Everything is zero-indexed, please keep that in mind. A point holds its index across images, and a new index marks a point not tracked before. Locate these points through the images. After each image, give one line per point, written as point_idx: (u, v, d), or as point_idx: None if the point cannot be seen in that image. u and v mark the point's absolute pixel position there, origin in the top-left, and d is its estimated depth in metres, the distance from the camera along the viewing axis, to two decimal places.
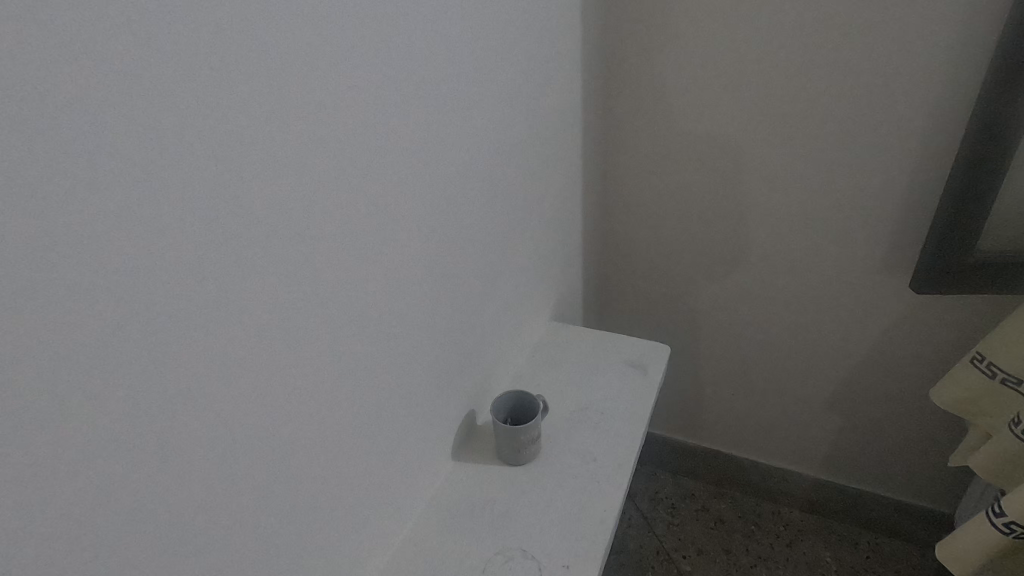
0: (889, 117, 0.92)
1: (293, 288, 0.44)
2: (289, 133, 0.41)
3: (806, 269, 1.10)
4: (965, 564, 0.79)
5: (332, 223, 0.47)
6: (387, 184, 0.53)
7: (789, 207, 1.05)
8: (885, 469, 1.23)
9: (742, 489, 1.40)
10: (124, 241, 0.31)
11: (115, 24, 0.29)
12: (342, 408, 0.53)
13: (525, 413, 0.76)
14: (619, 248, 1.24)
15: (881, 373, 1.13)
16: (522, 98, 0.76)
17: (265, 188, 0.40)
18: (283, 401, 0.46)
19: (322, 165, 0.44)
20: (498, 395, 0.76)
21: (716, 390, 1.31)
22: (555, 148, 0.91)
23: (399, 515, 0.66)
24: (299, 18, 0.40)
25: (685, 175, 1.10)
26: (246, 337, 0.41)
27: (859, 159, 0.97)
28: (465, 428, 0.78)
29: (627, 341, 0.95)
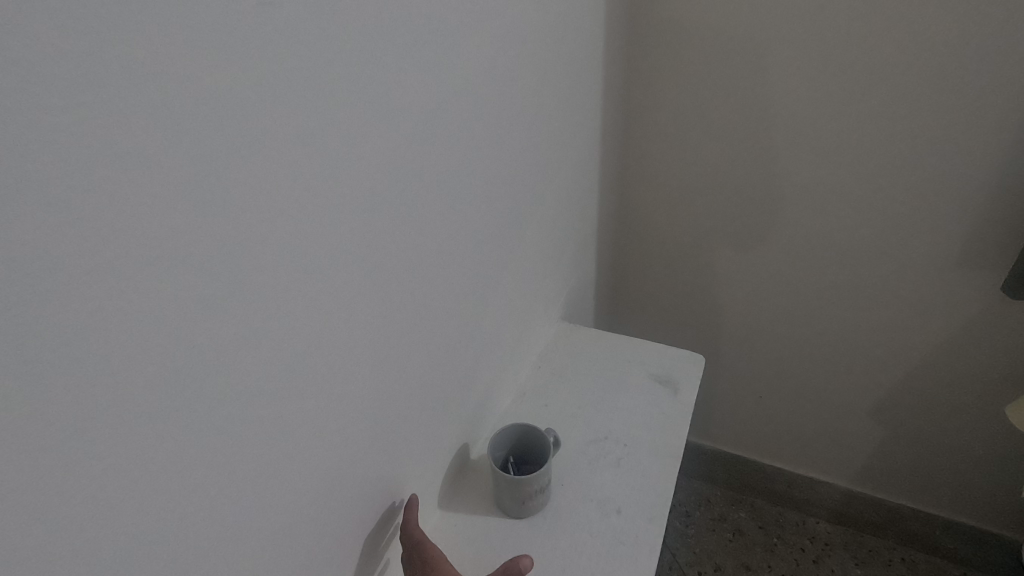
0: (986, 56, 0.75)
1: (184, 336, 0.28)
2: (163, 85, 0.24)
3: (859, 254, 0.94)
4: None
5: (251, 229, 0.30)
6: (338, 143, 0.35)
7: (845, 163, 0.88)
8: (928, 481, 1.10)
9: (764, 497, 1.27)
10: None
11: None
12: (276, 482, 0.36)
13: (531, 453, 0.61)
14: (635, 229, 1.08)
15: (936, 378, 0.99)
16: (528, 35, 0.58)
17: (119, 177, 0.23)
18: (173, 500, 0.29)
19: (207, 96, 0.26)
20: (498, 430, 0.61)
21: (741, 392, 1.17)
22: (567, 107, 0.73)
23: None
24: None
25: (723, 119, 0.93)
26: (81, 403, 0.24)
27: (941, 111, 0.80)
28: (456, 469, 0.63)
29: (651, 349, 0.79)
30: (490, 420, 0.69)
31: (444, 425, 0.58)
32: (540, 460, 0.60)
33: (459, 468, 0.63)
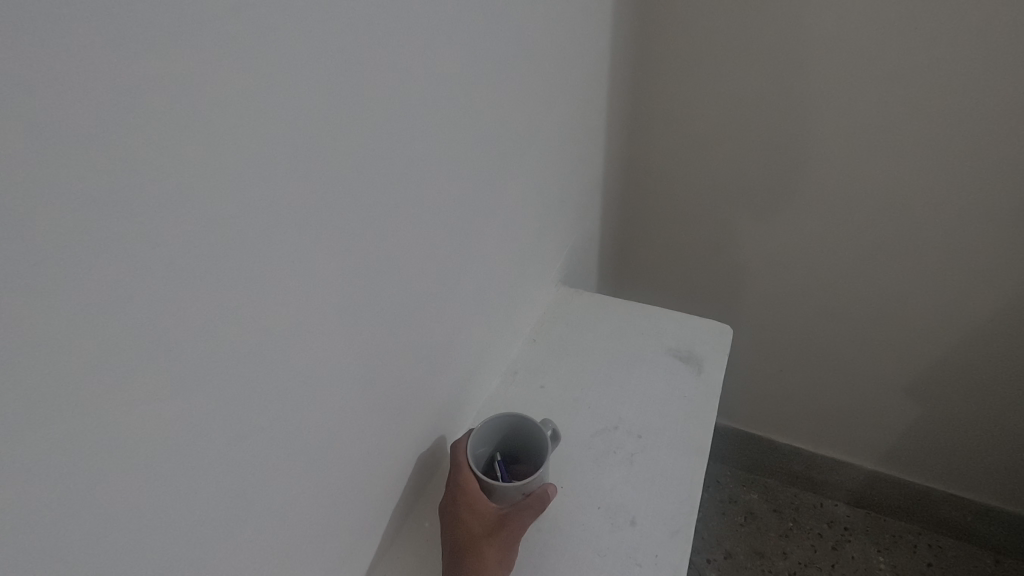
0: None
1: None
2: None
3: (908, 206, 0.80)
4: None
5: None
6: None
7: (902, 91, 0.73)
8: (966, 465, 0.99)
9: (778, 477, 1.17)
10: None
11: None
12: (109, 519, 0.24)
13: (521, 450, 0.49)
14: (645, 180, 0.94)
15: (987, 351, 0.87)
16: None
17: None
18: None
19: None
20: (489, 420, 0.48)
21: (759, 366, 1.05)
22: (566, 14, 0.58)
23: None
24: None
25: (756, 39, 0.77)
26: None
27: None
28: (425, 468, 0.50)
29: (668, 317, 0.66)
30: (471, 405, 0.56)
31: (408, 417, 0.45)
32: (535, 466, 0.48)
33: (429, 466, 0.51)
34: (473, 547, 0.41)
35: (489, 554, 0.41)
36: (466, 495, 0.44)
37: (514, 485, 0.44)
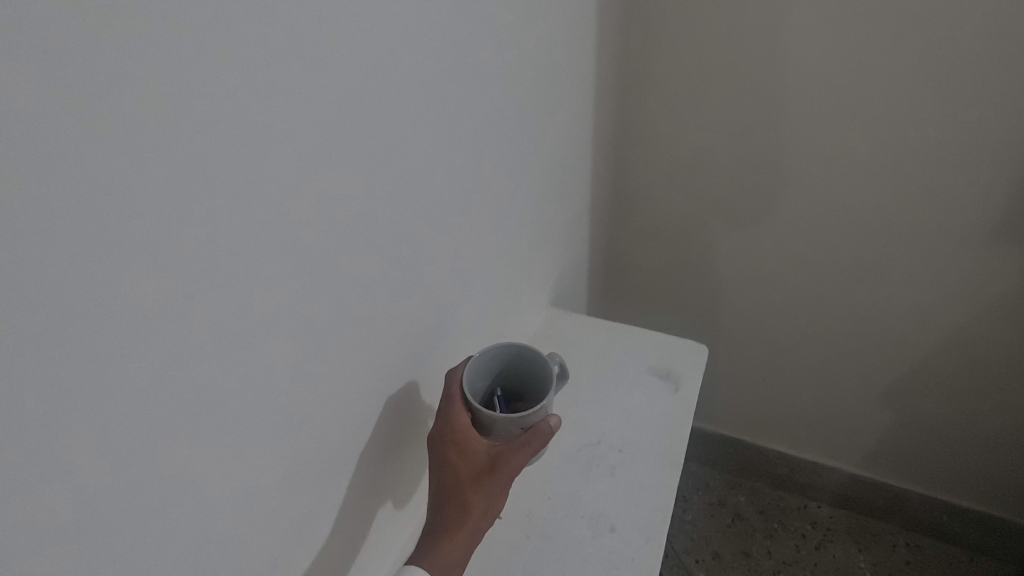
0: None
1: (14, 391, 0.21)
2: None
3: (877, 226, 0.85)
4: None
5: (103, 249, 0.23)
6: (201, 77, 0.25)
7: (868, 121, 0.79)
8: (939, 468, 1.04)
9: (764, 480, 1.22)
10: None
11: None
12: (174, 540, 0.29)
13: (519, 383, 0.55)
14: (632, 203, 0.99)
15: (956, 363, 0.91)
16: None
17: None
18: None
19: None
20: (491, 352, 0.53)
21: (743, 374, 1.10)
22: (551, 62, 0.63)
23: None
24: None
25: (734, 74, 0.82)
26: None
27: (980, 66, 0.70)
28: (404, 417, 0.49)
29: (651, 337, 0.71)
30: None
31: (411, 437, 0.51)
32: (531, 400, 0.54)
33: (405, 416, 0.50)
34: (464, 487, 0.45)
35: (480, 494, 0.45)
36: (461, 432, 0.46)
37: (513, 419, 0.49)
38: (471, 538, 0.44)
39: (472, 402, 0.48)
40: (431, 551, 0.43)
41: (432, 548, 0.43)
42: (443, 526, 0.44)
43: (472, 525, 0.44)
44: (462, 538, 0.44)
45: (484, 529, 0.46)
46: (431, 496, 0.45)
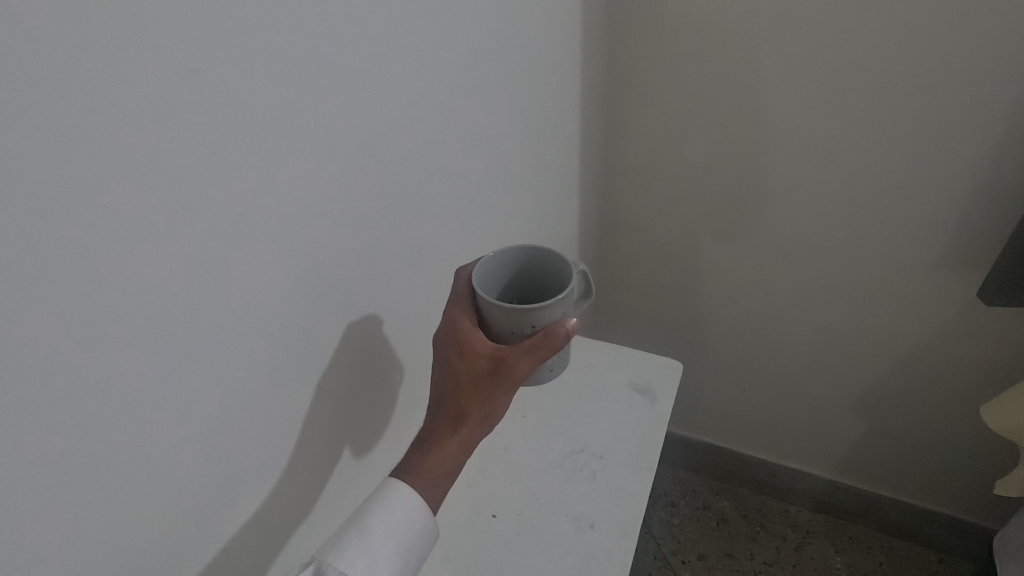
0: (969, 45, 0.70)
1: None
2: None
3: (837, 254, 0.92)
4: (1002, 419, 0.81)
5: None
6: (231, 178, 0.35)
7: (822, 161, 0.85)
8: (907, 473, 1.11)
9: (747, 486, 1.29)
10: None
11: None
12: None
13: (538, 276, 0.56)
14: (617, 231, 1.06)
15: (916, 377, 0.99)
16: (473, 48, 0.56)
17: None
18: None
19: (20, 119, 0.25)
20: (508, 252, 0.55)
21: (723, 387, 1.17)
22: (534, 116, 0.71)
23: (282, 526, 0.46)
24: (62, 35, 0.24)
25: (703, 118, 0.88)
26: None
27: (926, 116, 0.76)
28: (369, 355, 0.52)
29: (629, 355, 0.79)
30: None
31: None
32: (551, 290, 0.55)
33: (369, 353, 0.52)
34: (465, 381, 0.47)
35: (481, 388, 0.47)
36: (467, 330, 0.49)
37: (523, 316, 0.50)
38: (467, 433, 0.46)
39: (481, 299, 0.50)
40: (428, 442, 0.46)
41: (429, 439, 0.46)
42: (442, 418, 0.47)
43: (470, 416, 0.46)
44: (458, 433, 0.46)
45: (483, 426, 0.47)
46: (435, 389, 0.48)
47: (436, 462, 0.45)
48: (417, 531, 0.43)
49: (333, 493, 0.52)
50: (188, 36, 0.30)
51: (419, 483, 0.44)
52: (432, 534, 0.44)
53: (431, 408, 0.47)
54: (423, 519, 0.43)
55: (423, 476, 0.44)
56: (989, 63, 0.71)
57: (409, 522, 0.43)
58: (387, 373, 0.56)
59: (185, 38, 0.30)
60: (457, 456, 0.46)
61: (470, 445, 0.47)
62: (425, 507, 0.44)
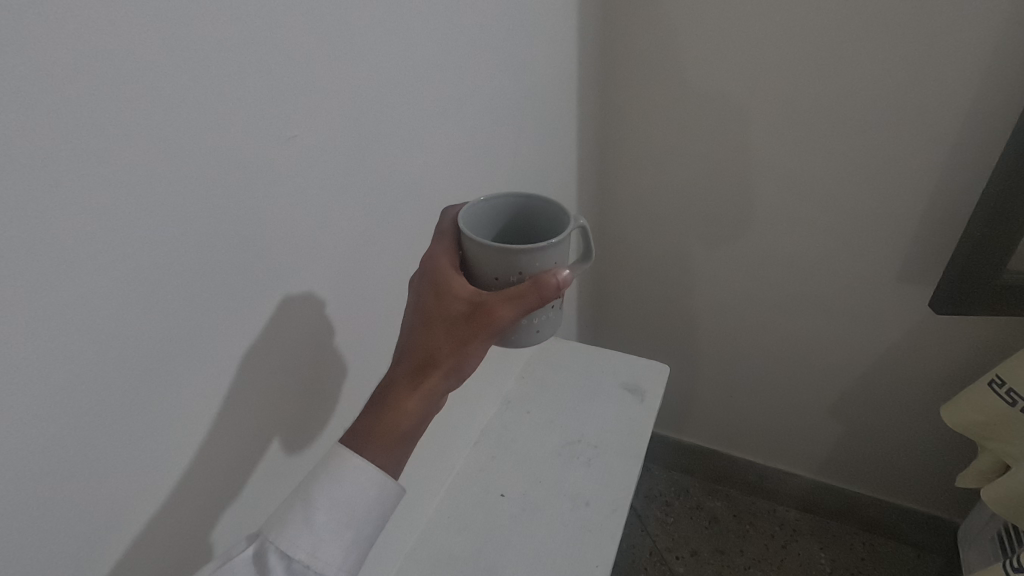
0: (921, 92, 0.80)
1: (241, 392, 0.40)
2: (222, 248, 0.36)
3: (813, 271, 1.02)
4: (960, 418, 0.90)
5: (274, 316, 0.42)
6: (326, 217, 0.45)
7: (802, 191, 0.95)
8: (885, 472, 1.20)
9: (738, 487, 1.38)
10: (35, 408, 0.28)
11: (28, 197, 0.26)
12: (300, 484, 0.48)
13: (529, 230, 0.50)
14: (615, 249, 1.16)
15: (888, 382, 1.08)
16: (496, 99, 0.66)
17: (219, 307, 0.37)
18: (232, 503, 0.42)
19: (223, 184, 0.35)
20: (497, 198, 0.49)
21: (714, 393, 1.27)
22: (544, 151, 0.82)
23: (206, 517, 0.40)
24: (222, 120, 0.34)
25: (690, 151, 0.98)
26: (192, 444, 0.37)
27: (885, 151, 0.86)
28: (306, 329, 0.45)
29: (623, 359, 0.89)
30: (478, 425, 0.79)
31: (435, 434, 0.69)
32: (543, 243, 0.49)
33: (309, 335, 0.45)
34: (437, 327, 0.42)
35: (453, 337, 0.42)
36: (445, 272, 0.44)
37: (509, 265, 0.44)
38: (431, 387, 0.41)
39: (465, 238, 0.45)
40: (385, 393, 0.41)
41: (387, 390, 0.41)
42: (406, 368, 0.41)
43: (437, 368, 0.41)
44: (421, 386, 0.41)
45: (451, 380, 0.42)
46: (404, 334, 0.43)
47: (393, 417, 0.40)
48: (371, 501, 0.40)
49: (265, 485, 0.45)
50: (301, 114, 0.40)
51: (371, 442, 0.40)
52: (390, 504, 0.41)
53: (396, 357, 0.43)
54: (376, 483, 0.40)
55: (381, 436, 0.40)
56: (944, 111, 0.80)
57: (362, 491, 0.39)
58: (332, 352, 0.49)
59: (297, 116, 0.40)
60: (418, 413, 0.40)
61: (432, 401, 0.41)
62: (376, 468, 0.40)
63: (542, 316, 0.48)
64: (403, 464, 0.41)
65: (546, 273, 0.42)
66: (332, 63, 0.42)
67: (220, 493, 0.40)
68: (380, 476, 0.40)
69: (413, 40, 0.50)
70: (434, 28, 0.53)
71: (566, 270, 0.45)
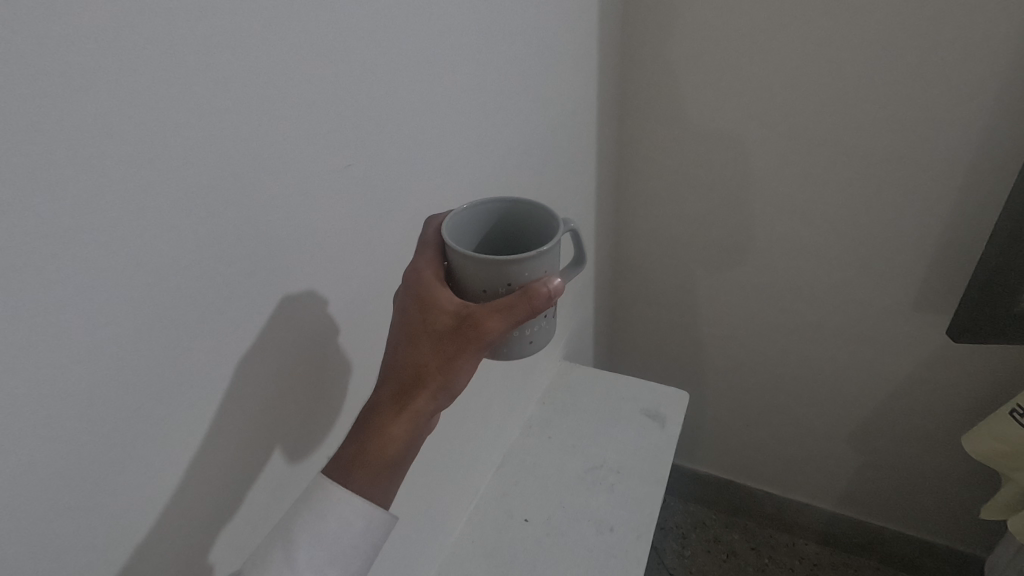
0: (932, 125, 0.82)
1: (296, 399, 0.42)
2: (291, 265, 0.38)
3: (827, 301, 1.03)
4: (981, 446, 0.89)
5: (327, 330, 0.43)
6: (374, 238, 0.47)
7: (815, 219, 0.97)
8: (905, 504, 1.19)
9: (756, 520, 1.36)
10: (140, 404, 0.30)
11: (156, 209, 0.29)
12: None
13: (521, 229, 0.47)
14: (631, 277, 1.18)
15: (907, 412, 1.08)
16: (522, 133, 0.69)
17: (287, 316, 0.39)
18: (275, 507, 0.42)
19: (300, 201, 0.38)
20: (483, 201, 0.46)
21: (730, 422, 1.26)
22: (566, 181, 0.85)
23: (252, 521, 0.40)
24: (298, 147, 0.37)
25: (705, 179, 1.00)
26: (256, 447, 0.39)
27: (898, 181, 0.88)
28: (301, 331, 0.41)
29: (643, 386, 0.90)
30: (501, 449, 0.79)
31: (464, 458, 0.69)
32: (537, 244, 0.46)
33: (313, 336, 0.42)
34: (423, 345, 0.40)
35: (439, 357, 0.40)
36: (430, 285, 0.41)
37: (495, 275, 0.41)
38: (418, 410, 0.39)
39: (450, 248, 0.42)
40: (368, 420, 0.39)
41: (371, 415, 0.39)
42: (389, 391, 0.40)
43: (423, 390, 0.39)
44: (406, 411, 0.39)
45: (439, 400, 0.40)
46: (387, 353, 0.41)
47: (378, 445, 0.38)
48: (361, 532, 0.38)
49: (260, 504, 0.41)
50: (359, 142, 0.43)
51: (355, 471, 0.38)
52: (382, 532, 0.40)
53: (379, 379, 0.40)
54: (366, 515, 0.38)
55: (367, 467, 0.38)
56: (952, 146, 0.83)
57: (350, 526, 0.38)
58: (334, 355, 0.45)
59: (356, 144, 0.42)
60: (405, 440, 0.39)
61: (420, 425, 0.40)
62: (362, 500, 0.38)
63: (536, 324, 0.46)
64: (392, 490, 0.40)
65: (535, 283, 0.40)
66: (387, 97, 0.45)
67: (261, 499, 0.41)
68: (368, 507, 0.38)
69: (453, 75, 0.53)
70: (472, 65, 0.56)
71: (558, 277, 0.42)
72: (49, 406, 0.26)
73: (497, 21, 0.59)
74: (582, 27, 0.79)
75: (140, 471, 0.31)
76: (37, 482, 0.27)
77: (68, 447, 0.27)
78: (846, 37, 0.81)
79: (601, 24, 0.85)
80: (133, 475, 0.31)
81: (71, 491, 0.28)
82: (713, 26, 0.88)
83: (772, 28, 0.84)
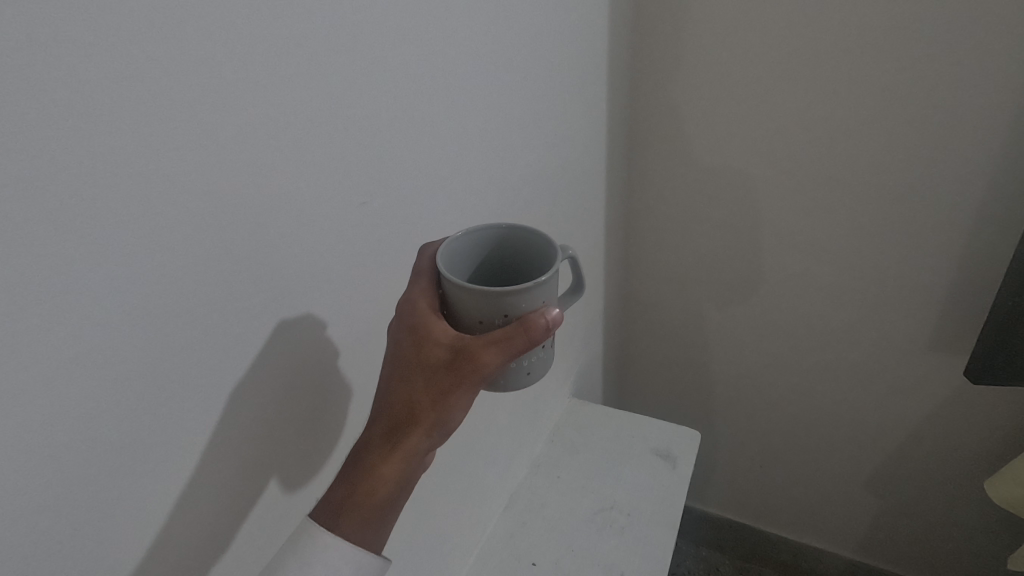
0: (936, 161, 0.83)
1: (294, 426, 0.41)
2: (295, 293, 0.39)
3: (839, 337, 1.02)
4: (1005, 492, 0.86)
5: (329, 356, 0.43)
6: (379, 268, 0.47)
7: (822, 253, 0.96)
8: (926, 553, 1.14)
9: (772, 566, 1.31)
10: (144, 425, 0.31)
11: (166, 236, 0.30)
12: None
13: (518, 257, 0.47)
14: (639, 312, 1.17)
15: (924, 454, 1.05)
16: (530, 171, 0.70)
17: (289, 343, 0.39)
18: (269, 542, 0.41)
19: (306, 229, 0.39)
20: (480, 229, 0.46)
21: (742, 462, 1.23)
22: (575, 217, 0.86)
23: (245, 556, 0.39)
24: (307, 178, 0.38)
25: (710, 214, 1.01)
26: (253, 477, 0.38)
27: (906, 217, 0.89)
28: (299, 355, 0.40)
29: (653, 425, 0.88)
30: (507, 488, 0.77)
31: (470, 496, 0.68)
32: (534, 273, 0.46)
33: (314, 363, 0.42)
34: (415, 380, 0.40)
35: (433, 393, 0.39)
36: (424, 316, 0.41)
37: (489, 307, 0.41)
38: (410, 449, 0.39)
39: (444, 279, 0.42)
40: (359, 459, 0.38)
41: (362, 454, 0.39)
42: (381, 428, 0.39)
43: (416, 428, 0.39)
44: (399, 451, 0.39)
45: (433, 438, 0.40)
46: (379, 387, 0.41)
47: (369, 487, 0.38)
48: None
49: (254, 539, 0.40)
50: (366, 174, 0.44)
51: (344, 515, 0.38)
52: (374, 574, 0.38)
53: (371, 415, 0.40)
54: (357, 559, 0.37)
55: (358, 508, 0.38)
56: (959, 184, 0.84)
57: (340, 571, 0.37)
58: (335, 383, 0.45)
59: (364, 176, 0.44)
60: (397, 479, 0.38)
61: (413, 464, 0.39)
62: (352, 546, 0.37)
63: (534, 355, 0.45)
64: (384, 533, 0.39)
65: (531, 315, 0.39)
66: (396, 132, 0.46)
67: (253, 533, 0.39)
68: (358, 553, 0.37)
69: (462, 113, 0.55)
70: (482, 105, 0.58)
71: (555, 308, 0.42)
72: (55, 427, 0.27)
73: (506, 65, 0.61)
74: (591, 70, 0.81)
75: (136, 497, 0.31)
76: (33, 505, 0.26)
77: (68, 469, 0.28)
78: (847, 76, 0.83)
79: (610, 65, 0.87)
80: (130, 501, 0.31)
81: (64, 515, 0.28)
82: (717, 65, 0.90)
83: (775, 67, 0.86)
